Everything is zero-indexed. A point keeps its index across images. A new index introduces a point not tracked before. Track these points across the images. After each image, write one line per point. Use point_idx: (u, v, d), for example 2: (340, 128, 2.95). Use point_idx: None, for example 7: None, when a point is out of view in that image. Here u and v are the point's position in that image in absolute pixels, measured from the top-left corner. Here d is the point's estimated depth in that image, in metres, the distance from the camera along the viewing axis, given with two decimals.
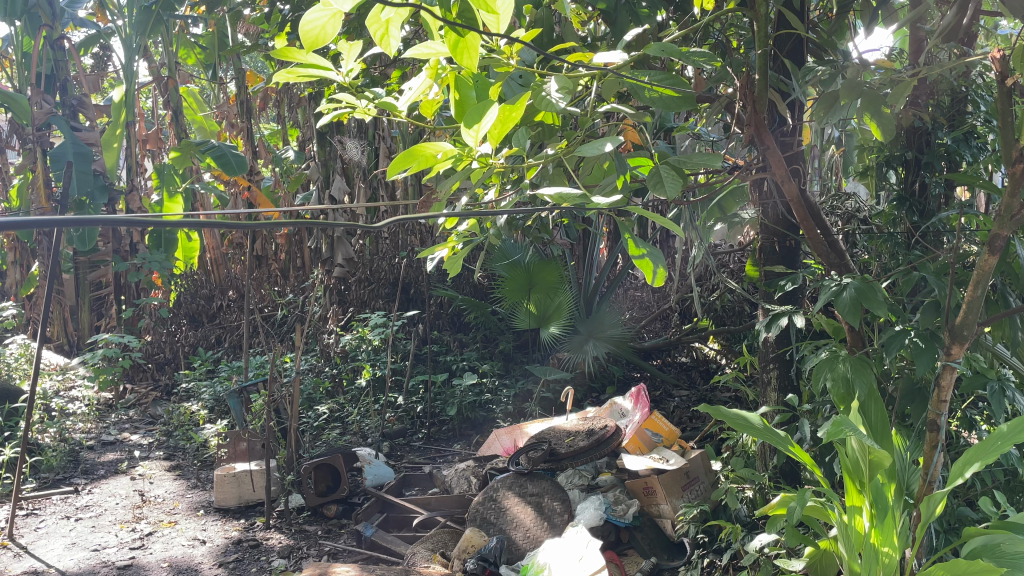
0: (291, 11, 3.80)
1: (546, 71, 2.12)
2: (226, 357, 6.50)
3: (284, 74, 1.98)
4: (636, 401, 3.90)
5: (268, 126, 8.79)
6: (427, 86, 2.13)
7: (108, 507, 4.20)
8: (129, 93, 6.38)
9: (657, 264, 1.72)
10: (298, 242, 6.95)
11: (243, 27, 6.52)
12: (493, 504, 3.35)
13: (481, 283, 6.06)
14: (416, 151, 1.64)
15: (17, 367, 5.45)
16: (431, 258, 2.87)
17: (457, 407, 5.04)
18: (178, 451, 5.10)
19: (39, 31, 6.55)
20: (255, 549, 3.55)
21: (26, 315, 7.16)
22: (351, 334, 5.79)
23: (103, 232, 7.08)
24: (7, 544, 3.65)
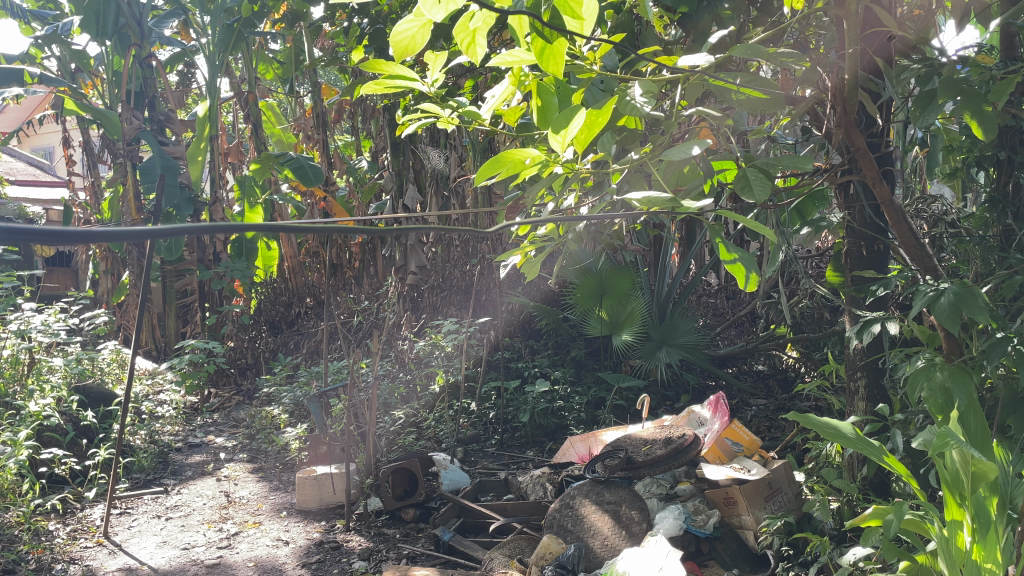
0: (369, 24, 3.88)
1: (628, 76, 2.12)
2: (304, 362, 6.70)
3: (371, 86, 2.03)
4: (715, 410, 3.83)
5: (343, 138, 8.98)
6: (510, 94, 2.14)
7: (195, 507, 4.36)
8: (212, 108, 6.62)
9: (749, 269, 1.70)
10: (371, 249, 7.08)
11: (320, 41, 6.69)
12: (569, 512, 3.33)
13: (553, 289, 6.06)
14: (505, 157, 1.65)
15: (110, 372, 5.74)
16: (504, 263, 2.85)
17: (530, 414, 4.99)
18: (260, 454, 5.26)
19: (129, 50, 6.87)
20: (337, 551, 3.62)
21: (117, 322, 7.49)
22: (425, 340, 5.87)
23: (189, 241, 7.44)
24: (103, 542, 3.80)
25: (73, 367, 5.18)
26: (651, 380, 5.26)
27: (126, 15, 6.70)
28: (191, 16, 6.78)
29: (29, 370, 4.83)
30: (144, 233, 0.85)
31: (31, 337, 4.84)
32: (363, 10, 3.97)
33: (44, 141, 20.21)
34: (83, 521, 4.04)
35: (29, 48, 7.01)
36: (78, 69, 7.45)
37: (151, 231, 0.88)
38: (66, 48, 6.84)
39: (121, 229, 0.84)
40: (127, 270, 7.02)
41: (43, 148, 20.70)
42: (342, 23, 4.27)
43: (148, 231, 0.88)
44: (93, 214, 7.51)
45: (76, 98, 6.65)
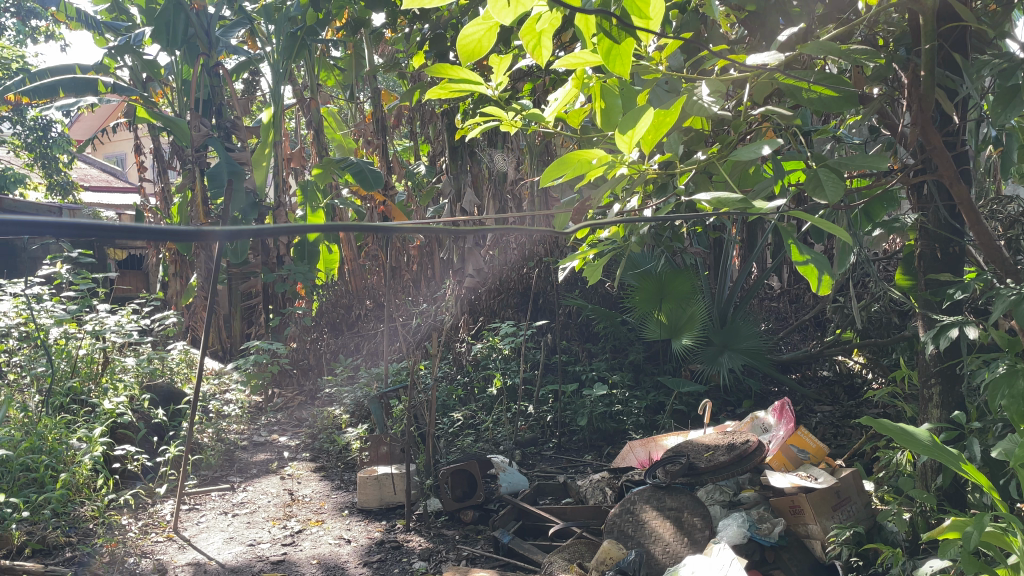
0: (430, 29, 3.91)
1: (694, 76, 2.09)
2: (365, 363, 6.83)
3: (436, 90, 2.05)
4: (780, 416, 3.76)
5: (401, 142, 9.07)
6: (573, 96, 2.13)
7: (261, 504, 4.46)
8: (276, 115, 6.78)
9: (821, 271, 1.66)
10: (429, 252, 7.14)
11: (379, 47, 6.77)
12: (630, 517, 3.31)
13: (611, 292, 5.99)
14: (572, 158, 1.64)
15: (179, 371, 5.92)
16: (563, 267, 2.85)
17: (588, 416, 4.97)
18: (322, 453, 5.36)
19: (197, 59, 7.07)
20: (397, 550, 3.66)
21: (186, 323, 7.73)
22: (483, 342, 5.90)
23: (254, 245, 7.67)
24: (174, 536, 3.91)
25: (144, 366, 5.35)
26: (712, 386, 5.19)
27: (195, 26, 6.91)
28: (257, 25, 6.97)
29: (104, 369, 5.01)
30: (203, 233, 0.85)
31: (105, 337, 5.02)
32: (424, 16, 4.00)
33: (117, 148, 21.09)
34: (154, 516, 4.16)
35: (103, 59, 7.28)
36: (149, 79, 7.71)
37: (215, 231, 0.88)
38: (138, 58, 7.07)
39: (179, 229, 0.84)
40: (196, 273, 7.26)
41: (116, 155, 21.48)
42: (402, 28, 4.31)
43: (211, 232, 0.88)
44: (163, 218, 7.73)
45: (147, 106, 6.89)
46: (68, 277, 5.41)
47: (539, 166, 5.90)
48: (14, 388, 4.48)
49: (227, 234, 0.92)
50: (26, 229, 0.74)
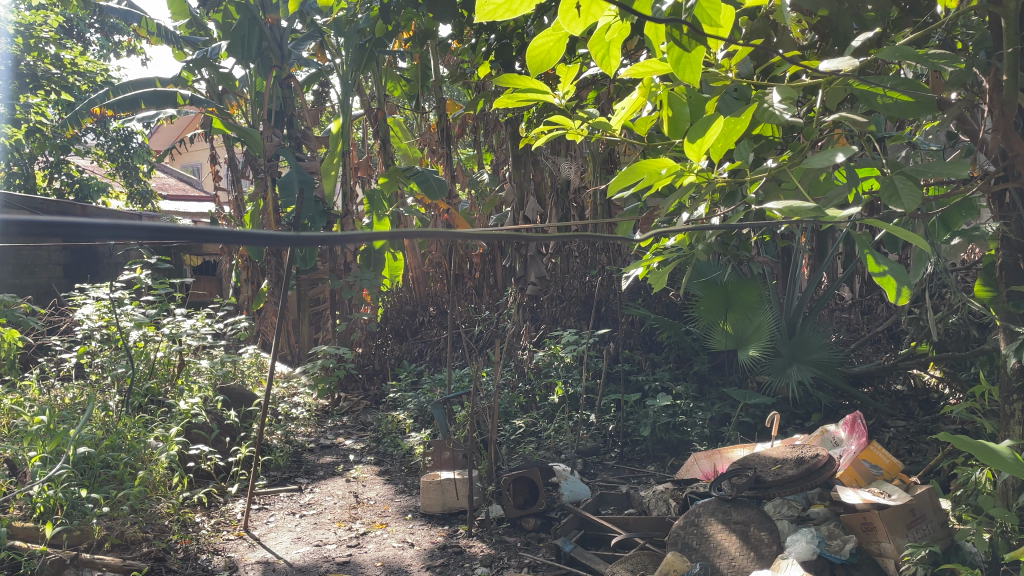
0: (495, 39, 3.96)
1: (764, 82, 2.06)
2: (428, 369, 6.91)
3: (504, 100, 2.07)
4: (852, 430, 3.65)
5: (463, 151, 9.17)
6: (641, 104, 2.12)
7: (327, 506, 4.55)
8: (344, 125, 6.93)
9: (899, 282, 1.61)
10: (490, 260, 7.24)
11: (444, 57, 6.87)
12: (694, 530, 3.26)
13: (675, 302, 5.91)
14: (642, 166, 1.63)
15: (250, 374, 6.13)
16: (627, 276, 2.83)
17: (651, 427, 4.91)
18: (386, 456, 5.44)
19: (270, 72, 7.29)
20: (459, 555, 3.69)
21: (256, 327, 7.97)
22: (544, 350, 5.90)
23: (322, 252, 7.84)
24: (243, 535, 4.02)
25: (217, 369, 5.52)
26: (779, 398, 5.08)
27: (269, 39, 7.13)
28: (326, 37, 7.15)
29: (180, 370, 5.19)
30: (268, 235, 0.86)
31: (180, 340, 5.20)
32: (491, 26, 4.04)
33: (193, 158, 21.88)
34: (226, 514, 4.29)
35: (181, 72, 7.57)
36: (224, 91, 7.98)
37: (283, 233, 0.89)
38: (214, 71, 7.33)
39: (243, 232, 0.86)
40: (267, 279, 7.48)
41: (192, 165, 22.32)
42: (468, 38, 4.36)
43: (278, 234, 0.89)
44: (236, 225, 7.96)
45: (222, 117, 7.15)
46: (147, 282, 5.62)
47: (603, 174, 5.86)
48: (96, 388, 4.67)
49: (298, 238, 0.93)
50: (96, 231, 0.77)
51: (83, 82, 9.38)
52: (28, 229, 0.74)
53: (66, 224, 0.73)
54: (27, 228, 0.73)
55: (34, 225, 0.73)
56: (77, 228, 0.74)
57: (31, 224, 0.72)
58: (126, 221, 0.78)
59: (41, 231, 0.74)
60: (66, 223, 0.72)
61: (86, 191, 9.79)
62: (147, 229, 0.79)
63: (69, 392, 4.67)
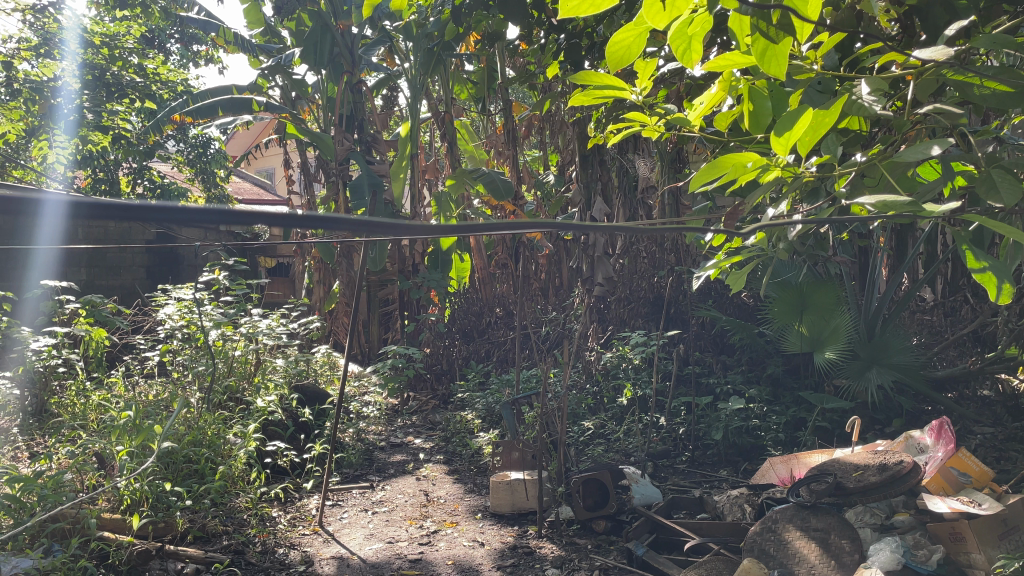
0: (565, 38, 3.96)
1: (851, 74, 1.99)
2: (495, 370, 6.95)
3: (581, 97, 2.06)
4: (938, 437, 3.51)
5: (530, 152, 9.16)
6: (721, 98, 2.07)
7: (399, 503, 4.61)
8: (413, 128, 7.03)
9: (1000, 279, 1.54)
10: (557, 261, 7.23)
11: (511, 59, 6.88)
12: (772, 536, 3.18)
13: (747, 303, 5.77)
14: (727, 161, 1.57)
15: (323, 373, 6.31)
16: (698, 275, 2.77)
17: (723, 431, 4.81)
18: (455, 456, 5.48)
19: (341, 77, 7.45)
20: (530, 556, 3.68)
21: (329, 327, 8.15)
22: (612, 351, 5.86)
23: (391, 254, 7.93)
24: (319, 530, 4.11)
25: (292, 368, 5.66)
26: (858, 402, 4.91)
27: (341, 45, 7.29)
28: (396, 43, 7.26)
29: (257, 369, 5.34)
30: (340, 220, 0.87)
31: (257, 339, 5.34)
32: (560, 27, 4.03)
33: (267, 163, 22.53)
34: (301, 509, 4.38)
35: (257, 79, 7.81)
36: (298, 97, 8.17)
37: (349, 219, 0.90)
38: (288, 78, 7.53)
39: (323, 219, 0.88)
40: (338, 280, 7.65)
41: (266, 170, 22.99)
42: (538, 39, 4.35)
43: (345, 219, 0.89)
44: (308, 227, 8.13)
45: (296, 123, 7.35)
46: (226, 283, 5.79)
47: (672, 173, 5.77)
48: (179, 385, 4.84)
49: (364, 226, 0.94)
50: (167, 214, 0.79)
51: (165, 90, 9.67)
52: (100, 212, 0.76)
53: (138, 207, 0.74)
54: (99, 212, 0.75)
55: (103, 212, 0.74)
56: (150, 212, 0.75)
57: (105, 208, 0.74)
58: (208, 208, 0.80)
59: (116, 216, 0.76)
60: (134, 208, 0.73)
61: (167, 196, 10.15)
62: (215, 215, 0.80)
63: (153, 389, 4.84)
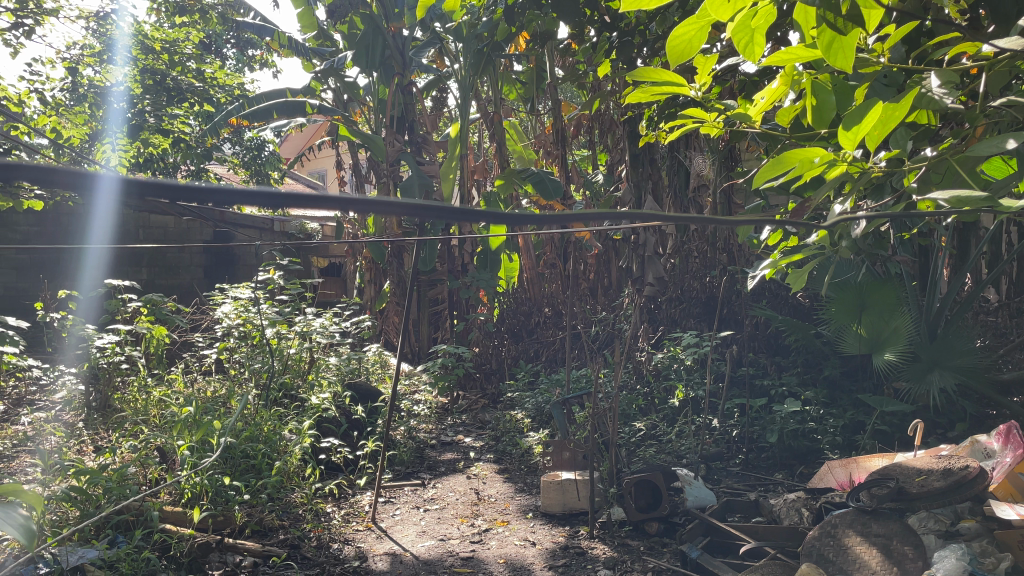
0: (618, 36, 3.93)
1: (919, 66, 1.93)
2: (544, 370, 6.95)
3: (639, 94, 2.04)
4: (1006, 442, 3.39)
5: (580, 152, 9.14)
6: (783, 93, 2.03)
7: (450, 501, 4.64)
8: (462, 129, 7.07)
9: None
10: (606, 261, 7.20)
11: (561, 58, 6.87)
12: (830, 541, 3.11)
13: (803, 303, 5.66)
14: (792, 156, 1.54)
15: (375, 371, 6.39)
16: (753, 275, 2.72)
17: (778, 434, 4.73)
18: (505, 455, 5.49)
19: (393, 79, 7.54)
20: (582, 556, 3.67)
21: (379, 326, 8.25)
22: (664, 352, 5.81)
23: (441, 254, 7.99)
24: (372, 526, 4.15)
25: (345, 366, 5.73)
26: (920, 406, 4.77)
27: (392, 48, 7.38)
28: (446, 44, 7.31)
29: (310, 367, 5.43)
30: (405, 211, 0.84)
31: (311, 337, 5.45)
32: (614, 25, 4.01)
33: (319, 165, 22.92)
34: (355, 505, 4.43)
35: (310, 83, 7.94)
36: (350, 99, 8.30)
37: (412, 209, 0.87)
38: (341, 81, 7.65)
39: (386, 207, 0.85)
40: (389, 279, 7.74)
41: (318, 172, 23.39)
42: (590, 37, 4.33)
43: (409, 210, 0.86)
44: (359, 228, 8.23)
45: (348, 125, 7.46)
46: (281, 282, 5.89)
47: (724, 172, 5.69)
48: (236, 382, 4.95)
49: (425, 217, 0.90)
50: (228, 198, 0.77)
51: (222, 94, 10.14)
52: (160, 190, 0.74)
53: (195, 187, 0.72)
54: (160, 192, 0.74)
55: (162, 192, 0.73)
56: (209, 194, 0.73)
57: (164, 187, 0.72)
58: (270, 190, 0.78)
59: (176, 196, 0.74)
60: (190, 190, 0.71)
61: None
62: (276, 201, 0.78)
63: (211, 386, 4.97)
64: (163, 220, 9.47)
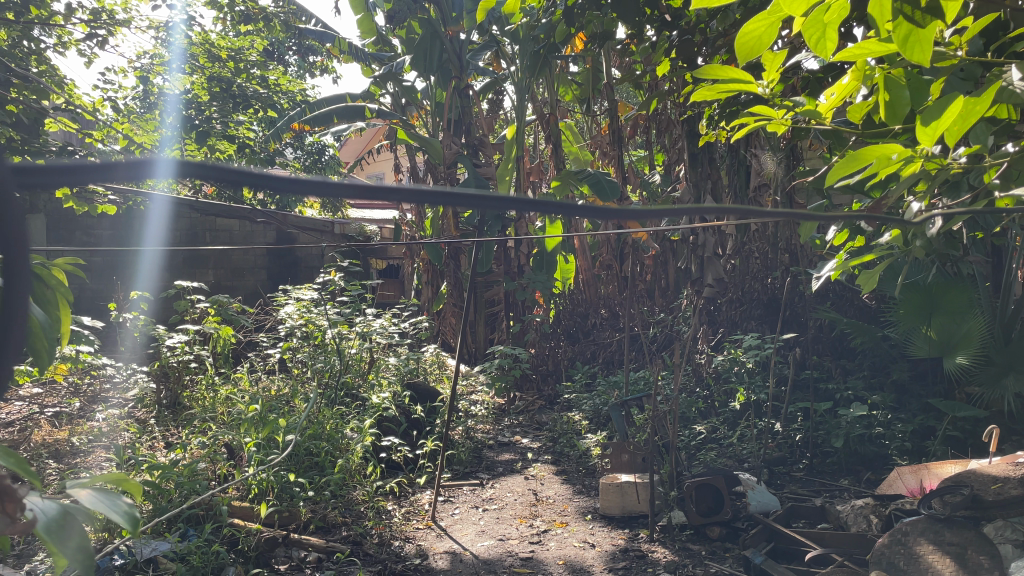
0: (678, 35, 3.90)
1: (999, 58, 1.87)
2: (601, 372, 6.93)
3: (706, 91, 2.02)
4: None
5: (636, 152, 9.09)
6: (855, 88, 1.98)
7: (508, 502, 4.66)
8: (519, 130, 7.09)
9: None
10: (664, 262, 7.13)
11: (618, 59, 6.83)
12: (901, 549, 3.02)
13: (869, 305, 5.51)
14: (870, 152, 1.50)
15: (433, 372, 6.46)
16: (819, 275, 2.64)
17: (844, 439, 4.63)
18: (563, 456, 5.48)
19: (450, 82, 7.61)
20: (642, 560, 3.64)
21: (437, 327, 8.34)
22: (724, 355, 5.73)
23: (497, 255, 8.03)
24: (432, 525, 4.19)
25: (404, 366, 5.81)
26: (994, 411, 4.60)
27: (449, 51, 7.45)
28: (503, 47, 7.35)
29: (370, 367, 5.52)
30: (494, 201, 0.72)
31: (371, 338, 5.55)
32: (674, 23, 3.98)
33: (377, 168, 23.29)
34: (415, 504, 4.48)
35: (369, 87, 8.07)
36: (408, 103, 8.42)
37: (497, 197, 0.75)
38: (399, 85, 7.76)
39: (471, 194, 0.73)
40: (446, 281, 7.82)
41: (375, 175, 23.75)
42: (649, 37, 4.30)
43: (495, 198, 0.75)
44: (417, 230, 8.33)
45: (406, 128, 7.54)
46: (342, 283, 6.00)
47: (786, 170, 5.58)
48: (299, 381, 5.06)
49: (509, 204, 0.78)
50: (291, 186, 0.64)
51: (286, 100, 10.40)
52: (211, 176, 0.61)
53: (250, 172, 0.61)
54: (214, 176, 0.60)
55: (207, 180, 0.60)
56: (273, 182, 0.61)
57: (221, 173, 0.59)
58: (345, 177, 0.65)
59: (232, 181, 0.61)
60: (246, 176, 0.60)
61: (286, 200, 10.70)
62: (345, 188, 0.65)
63: (275, 384, 5.10)
64: (229, 223, 9.69)
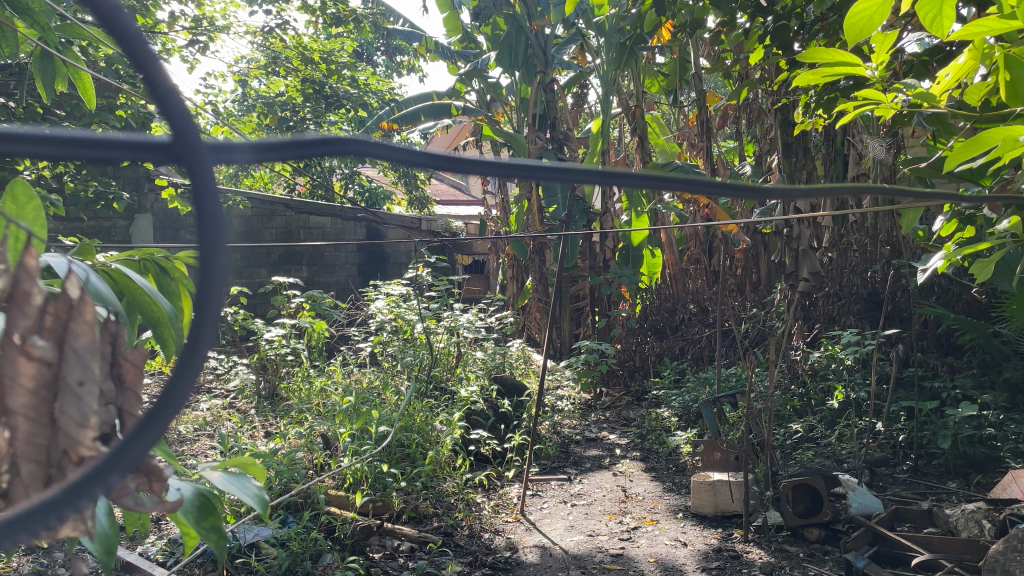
0: (773, 21, 3.77)
1: None
2: (690, 368, 6.81)
3: (808, 76, 1.94)
4: None
5: (726, 143, 8.86)
6: (971, 68, 1.87)
7: (597, 498, 4.63)
8: (605, 123, 7.02)
9: None
10: (755, 255, 6.94)
11: (706, 48, 6.67)
12: (1017, 556, 2.84)
13: (979, 300, 5.20)
14: (993, 134, 1.41)
15: (519, 366, 6.49)
16: (924, 268, 2.51)
17: (951, 440, 4.39)
18: (652, 453, 5.40)
19: (535, 77, 7.59)
20: (736, 560, 3.55)
21: (522, 322, 8.38)
22: (821, 351, 5.53)
23: (582, 250, 7.98)
24: (520, 518, 4.21)
25: (492, 360, 5.85)
26: None
27: (534, 46, 7.43)
28: (588, 40, 7.28)
29: (458, 361, 5.57)
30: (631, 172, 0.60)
31: (459, 333, 5.64)
32: (768, 8, 3.85)
33: None
34: (504, 497, 4.50)
35: (455, 85, 8.14)
36: (493, 99, 8.45)
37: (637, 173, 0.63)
38: (484, 82, 7.81)
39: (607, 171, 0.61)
40: (531, 276, 7.83)
41: None
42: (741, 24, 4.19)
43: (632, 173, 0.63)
44: (503, 227, 8.38)
45: (491, 125, 7.57)
46: (429, 278, 6.08)
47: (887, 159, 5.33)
48: (390, 374, 5.17)
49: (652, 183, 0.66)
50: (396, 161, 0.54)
51: (375, 99, 10.61)
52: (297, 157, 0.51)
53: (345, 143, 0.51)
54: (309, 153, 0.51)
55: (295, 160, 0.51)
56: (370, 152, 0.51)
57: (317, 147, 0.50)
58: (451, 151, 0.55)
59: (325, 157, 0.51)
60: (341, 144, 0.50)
61: (374, 198, 10.93)
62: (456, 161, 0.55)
63: (367, 377, 5.22)
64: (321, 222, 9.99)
